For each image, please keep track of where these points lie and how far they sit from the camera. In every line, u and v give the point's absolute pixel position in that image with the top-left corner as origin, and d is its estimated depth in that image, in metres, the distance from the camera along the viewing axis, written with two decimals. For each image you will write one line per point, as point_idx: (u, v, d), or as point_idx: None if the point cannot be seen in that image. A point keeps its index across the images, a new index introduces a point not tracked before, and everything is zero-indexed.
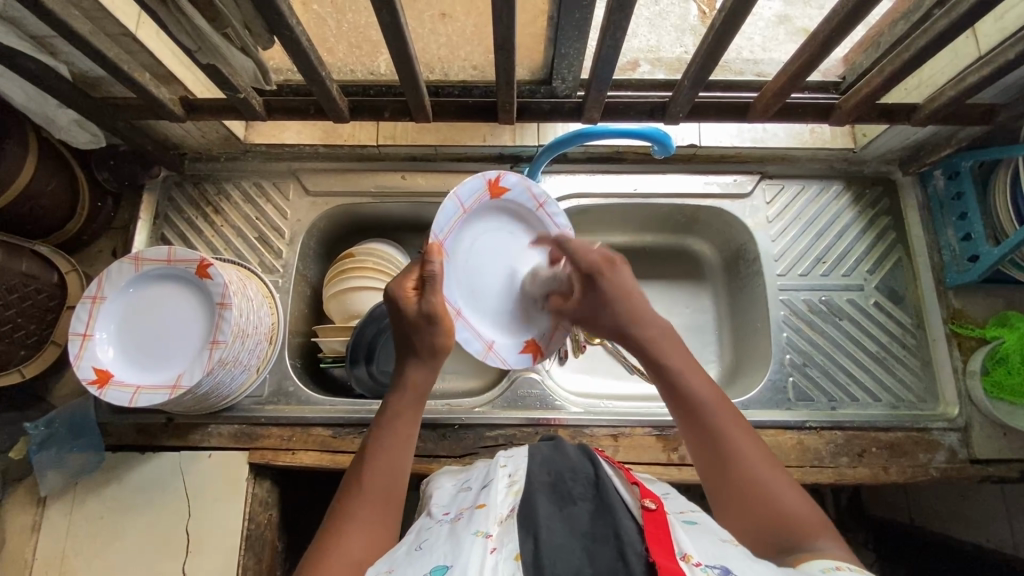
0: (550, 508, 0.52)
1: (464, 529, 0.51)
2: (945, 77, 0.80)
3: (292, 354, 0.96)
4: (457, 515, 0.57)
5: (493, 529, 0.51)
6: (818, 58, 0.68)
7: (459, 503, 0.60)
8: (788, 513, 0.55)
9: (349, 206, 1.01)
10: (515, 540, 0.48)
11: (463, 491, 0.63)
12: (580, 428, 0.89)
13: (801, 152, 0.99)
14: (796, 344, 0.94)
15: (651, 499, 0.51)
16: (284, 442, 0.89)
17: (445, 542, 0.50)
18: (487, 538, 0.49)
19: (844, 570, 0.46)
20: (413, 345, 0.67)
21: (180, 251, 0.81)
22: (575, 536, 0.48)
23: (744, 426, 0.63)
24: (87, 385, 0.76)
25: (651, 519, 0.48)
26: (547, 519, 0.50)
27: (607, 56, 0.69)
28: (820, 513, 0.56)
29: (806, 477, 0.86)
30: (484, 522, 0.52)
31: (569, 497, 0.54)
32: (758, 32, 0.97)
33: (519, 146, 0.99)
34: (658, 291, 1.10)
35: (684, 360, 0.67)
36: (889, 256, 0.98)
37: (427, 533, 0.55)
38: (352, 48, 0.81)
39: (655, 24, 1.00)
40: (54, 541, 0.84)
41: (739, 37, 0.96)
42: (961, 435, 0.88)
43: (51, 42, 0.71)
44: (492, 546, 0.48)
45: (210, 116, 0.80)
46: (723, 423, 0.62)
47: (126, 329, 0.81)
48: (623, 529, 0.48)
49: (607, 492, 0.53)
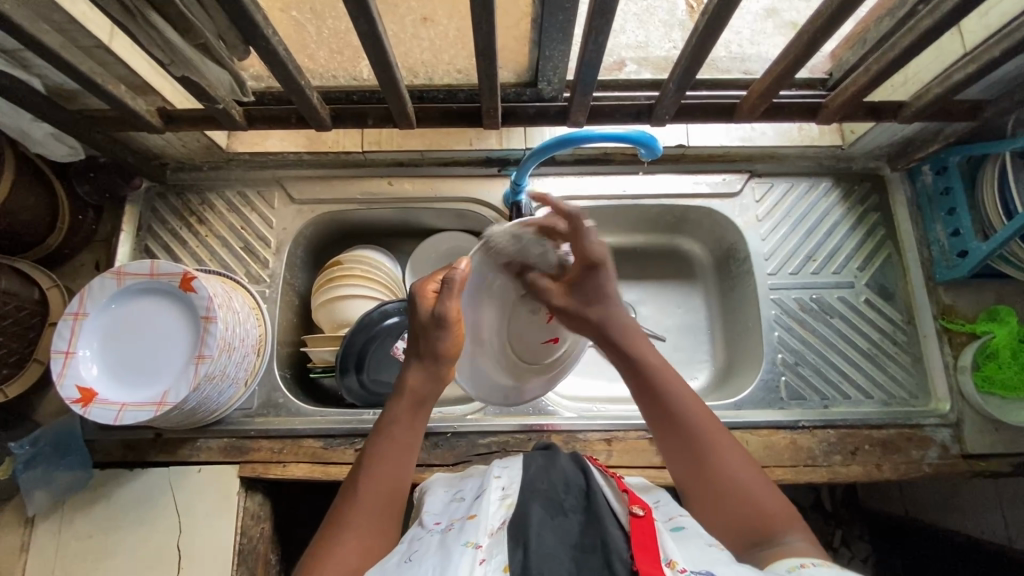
0: (541, 517, 0.51)
1: (454, 540, 0.51)
2: (932, 72, 0.78)
3: (281, 364, 0.95)
4: (448, 525, 0.56)
5: (484, 539, 0.50)
6: (803, 58, 0.67)
7: (450, 513, 0.59)
8: (763, 507, 0.56)
9: (335, 213, 1.00)
10: (505, 550, 0.47)
11: (455, 501, 0.63)
12: (574, 433, 0.88)
13: (789, 150, 0.98)
14: (788, 343, 0.94)
15: (640, 506, 0.51)
16: (274, 455, 0.88)
17: (435, 553, 0.50)
18: (476, 547, 0.49)
19: (809, 567, 0.46)
20: (422, 347, 0.68)
21: (163, 266, 0.80)
22: (565, 547, 0.48)
23: (716, 423, 0.64)
24: (72, 404, 0.74)
25: (639, 527, 0.48)
26: (537, 529, 0.49)
27: (591, 60, 0.68)
28: (790, 506, 0.56)
29: (800, 476, 0.86)
30: (476, 532, 0.51)
31: (561, 508, 0.54)
32: (746, 26, 0.97)
33: (507, 149, 0.98)
34: (651, 292, 1.10)
35: (658, 359, 0.69)
36: (879, 252, 0.98)
37: (418, 543, 0.54)
38: (333, 53, 0.81)
39: (641, 19, 0.99)
40: (43, 562, 0.83)
41: (727, 32, 0.96)
42: (953, 431, 0.88)
43: (21, 55, 0.69)
44: (481, 557, 0.47)
45: (188, 127, 0.79)
46: (695, 413, 0.64)
47: (109, 349, 0.79)
48: (611, 537, 0.48)
49: (597, 501, 0.53)
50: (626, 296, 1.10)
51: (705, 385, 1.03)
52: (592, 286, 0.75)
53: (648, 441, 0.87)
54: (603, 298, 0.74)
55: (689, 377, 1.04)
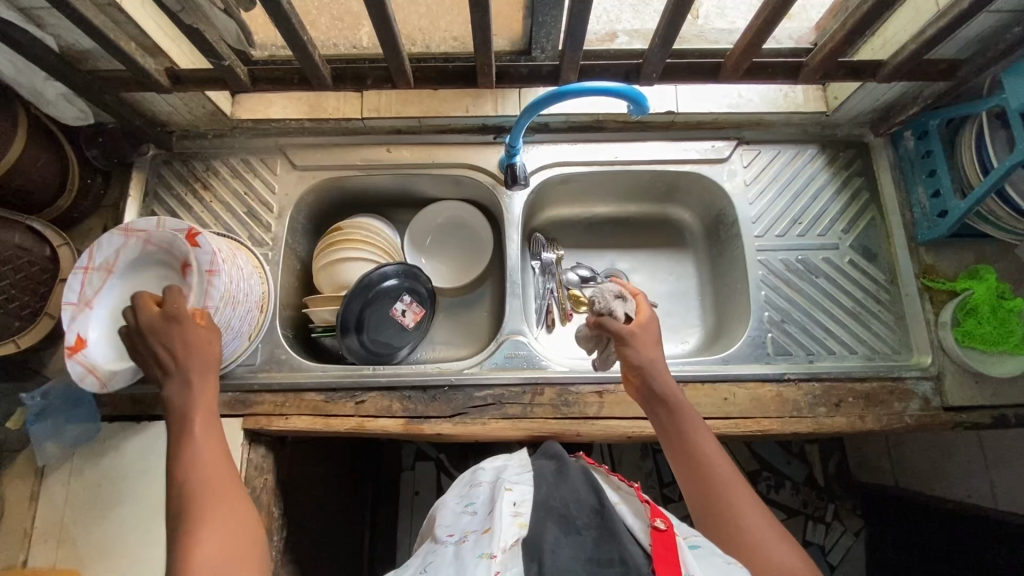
0: (556, 534, 0.53)
1: (471, 552, 0.54)
2: (907, 33, 0.82)
3: (284, 324, 0.98)
4: (462, 537, 0.60)
5: (498, 551, 0.53)
6: (780, 12, 0.70)
7: (463, 525, 0.63)
8: (778, 560, 0.58)
9: (335, 180, 1.03)
10: (520, 564, 0.50)
11: (467, 513, 0.66)
12: (566, 387, 0.91)
13: (776, 116, 1.02)
14: (775, 302, 0.97)
15: (661, 518, 0.54)
16: (277, 408, 0.90)
17: (453, 566, 0.53)
18: (491, 558, 0.52)
19: None
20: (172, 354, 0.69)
21: (138, 228, 0.82)
22: (580, 562, 0.49)
23: (738, 478, 0.67)
24: (68, 352, 0.77)
25: (661, 540, 0.51)
26: (553, 545, 0.51)
27: (579, 17, 0.71)
28: (807, 561, 0.59)
29: (786, 427, 0.88)
30: (490, 544, 0.54)
31: (574, 525, 0.55)
32: (740, 15, 0.98)
33: (502, 116, 1.01)
34: (643, 260, 1.14)
35: (686, 415, 0.73)
36: (863, 215, 1.01)
37: (433, 555, 0.59)
38: (334, 20, 0.86)
39: (638, 9, 1.00)
40: (53, 511, 0.86)
41: (721, 20, 0.98)
42: (934, 384, 0.91)
43: (38, 13, 0.72)
44: (496, 569, 0.51)
45: (195, 87, 0.82)
46: (718, 468, 0.67)
47: (129, 326, 0.83)
48: (631, 555, 0.50)
49: (613, 520, 0.55)
50: (619, 264, 1.13)
51: (695, 348, 1.06)
52: (646, 338, 0.81)
53: None
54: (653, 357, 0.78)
55: (680, 340, 1.07)
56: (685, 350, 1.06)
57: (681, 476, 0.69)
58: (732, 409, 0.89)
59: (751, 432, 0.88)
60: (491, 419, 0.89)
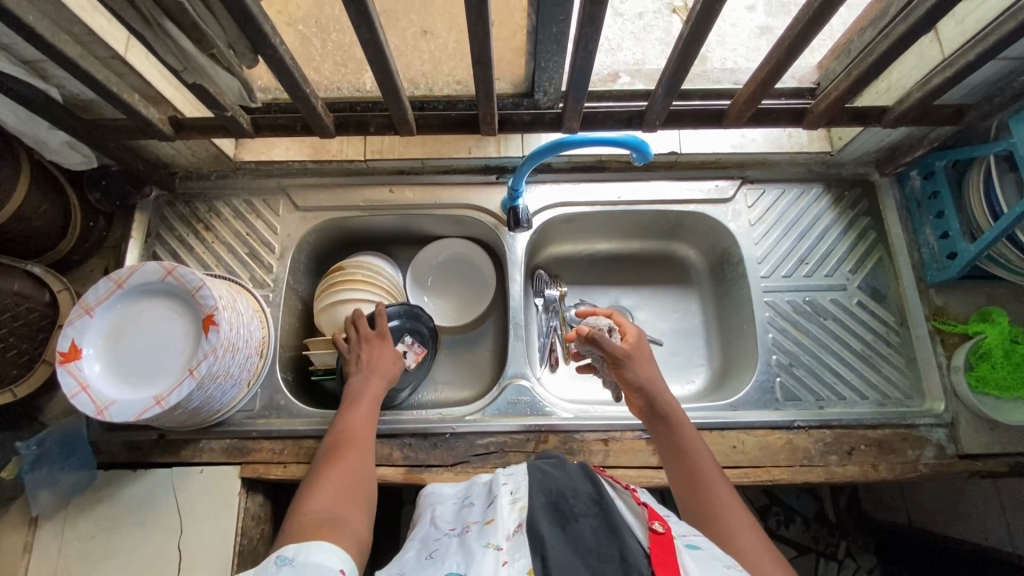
0: (554, 528, 0.52)
1: (474, 541, 0.52)
2: (913, 79, 0.81)
3: (284, 367, 0.97)
4: (464, 528, 0.58)
5: (503, 542, 0.51)
6: (785, 63, 0.70)
7: (465, 518, 0.60)
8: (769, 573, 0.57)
9: (337, 221, 1.03)
10: (526, 554, 0.49)
11: (465, 508, 0.64)
12: (570, 434, 0.89)
13: (778, 155, 1.01)
14: (782, 344, 0.95)
15: (660, 521, 0.51)
16: (275, 456, 0.89)
17: (457, 552, 0.52)
18: (498, 549, 0.50)
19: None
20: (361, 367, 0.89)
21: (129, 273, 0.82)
22: (579, 555, 0.48)
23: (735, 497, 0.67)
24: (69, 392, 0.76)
25: (659, 543, 0.48)
26: (552, 538, 0.50)
27: (582, 69, 0.71)
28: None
29: (797, 476, 0.86)
30: (495, 534, 0.52)
31: (572, 514, 0.54)
32: (740, 43, 0.95)
33: (504, 157, 1.01)
34: (648, 297, 1.12)
35: (691, 437, 0.74)
36: (870, 255, 0.99)
37: (436, 542, 0.57)
38: (337, 66, 0.85)
39: (639, 37, 0.99)
40: (45, 563, 0.84)
41: (721, 47, 0.95)
42: (948, 431, 0.89)
43: (42, 66, 0.72)
44: (503, 558, 0.49)
45: (197, 134, 0.82)
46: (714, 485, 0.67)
47: (122, 364, 0.80)
48: (630, 550, 0.48)
49: (612, 511, 0.54)
50: (623, 301, 1.12)
51: (701, 388, 1.04)
52: (646, 357, 0.82)
53: (644, 441, 0.88)
54: (654, 376, 0.79)
55: (686, 381, 1.05)
56: (691, 391, 1.04)
57: (681, 492, 0.69)
58: (741, 457, 0.87)
59: (762, 482, 0.86)
60: (493, 468, 0.87)
